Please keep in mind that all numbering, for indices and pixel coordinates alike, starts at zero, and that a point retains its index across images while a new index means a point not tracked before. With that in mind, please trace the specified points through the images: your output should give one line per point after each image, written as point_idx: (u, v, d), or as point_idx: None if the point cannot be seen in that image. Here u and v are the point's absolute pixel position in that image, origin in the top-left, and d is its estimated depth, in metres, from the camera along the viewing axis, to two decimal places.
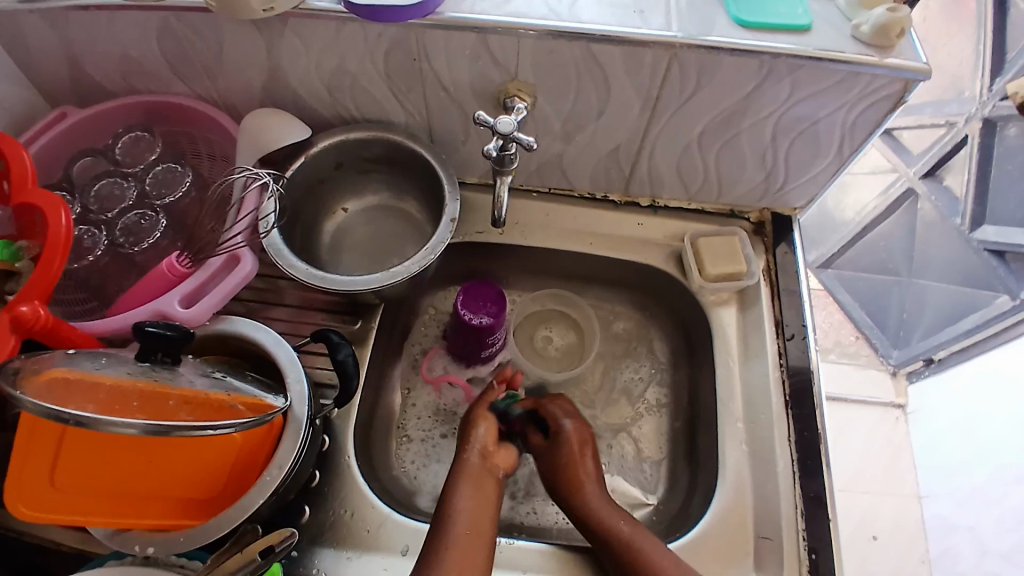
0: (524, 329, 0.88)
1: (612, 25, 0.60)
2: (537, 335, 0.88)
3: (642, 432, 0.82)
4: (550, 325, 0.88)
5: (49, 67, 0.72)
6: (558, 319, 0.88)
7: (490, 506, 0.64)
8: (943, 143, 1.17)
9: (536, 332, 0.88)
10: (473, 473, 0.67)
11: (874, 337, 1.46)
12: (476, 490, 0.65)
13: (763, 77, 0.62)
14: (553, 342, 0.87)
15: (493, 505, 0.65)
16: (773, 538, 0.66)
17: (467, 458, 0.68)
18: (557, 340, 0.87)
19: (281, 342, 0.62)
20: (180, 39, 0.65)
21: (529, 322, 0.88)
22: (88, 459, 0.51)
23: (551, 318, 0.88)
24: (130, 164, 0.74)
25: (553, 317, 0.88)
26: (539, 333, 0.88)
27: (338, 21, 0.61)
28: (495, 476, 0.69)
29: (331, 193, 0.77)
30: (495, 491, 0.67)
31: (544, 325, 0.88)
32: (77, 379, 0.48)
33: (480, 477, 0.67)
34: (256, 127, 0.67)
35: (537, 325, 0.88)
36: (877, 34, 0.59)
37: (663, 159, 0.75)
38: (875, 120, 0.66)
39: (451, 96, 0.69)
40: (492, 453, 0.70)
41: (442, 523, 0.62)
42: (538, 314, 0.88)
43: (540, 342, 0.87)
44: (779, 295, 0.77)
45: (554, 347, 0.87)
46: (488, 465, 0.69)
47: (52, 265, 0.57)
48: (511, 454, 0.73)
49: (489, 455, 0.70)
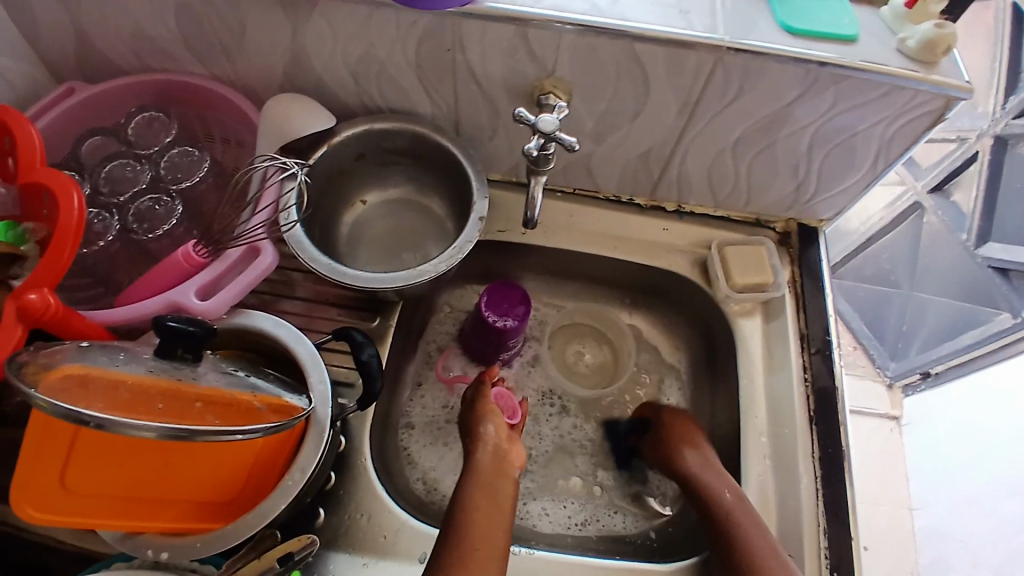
0: (557, 342, 0.88)
1: (657, 25, 0.58)
2: (569, 348, 0.88)
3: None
4: (583, 341, 0.88)
5: (56, 41, 0.68)
6: (592, 337, 0.89)
7: (503, 508, 0.61)
8: (954, 157, 1.13)
9: (567, 348, 0.88)
10: (485, 475, 0.63)
11: (871, 347, 1.45)
12: (487, 495, 0.61)
13: (807, 86, 0.60)
14: (584, 358, 0.88)
15: (506, 507, 0.61)
16: (796, 554, 0.65)
17: (476, 457, 0.65)
18: (588, 357, 0.88)
19: (301, 339, 0.60)
20: (200, 17, 0.62)
21: (562, 335, 0.88)
22: (102, 460, 0.48)
23: (585, 335, 0.89)
24: (144, 146, 0.70)
25: (587, 334, 0.89)
26: (571, 348, 0.88)
27: (372, 5, 0.58)
28: (509, 475, 0.65)
29: (352, 184, 0.75)
30: (509, 494, 0.63)
31: (577, 341, 0.88)
32: (97, 376, 0.46)
33: (492, 479, 0.63)
34: (278, 114, 0.65)
35: (570, 339, 0.88)
36: (923, 49, 0.58)
37: (694, 164, 0.73)
38: (913, 136, 0.64)
39: (482, 89, 0.66)
40: (505, 450, 0.66)
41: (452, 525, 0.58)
42: (573, 328, 0.89)
43: (572, 357, 0.88)
44: (804, 307, 0.76)
45: (585, 363, 0.88)
46: (500, 463, 0.65)
47: (62, 254, 0.53)
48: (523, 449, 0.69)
49: (501, 451, 0.66)
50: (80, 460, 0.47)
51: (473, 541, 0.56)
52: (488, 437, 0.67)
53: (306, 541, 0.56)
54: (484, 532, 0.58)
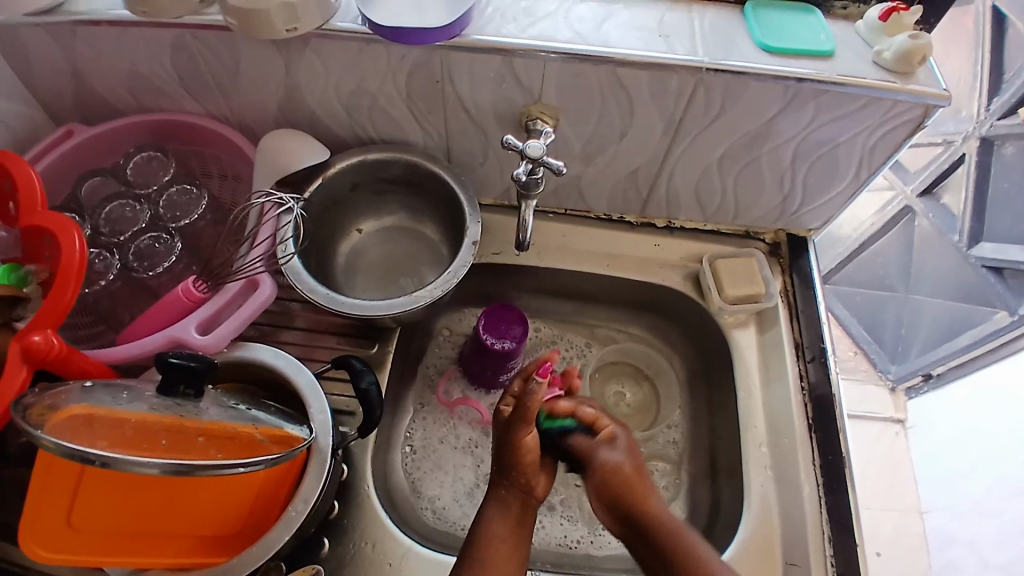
0: (596, 381, 0.87)
1: (638, 49, 0.60)
2: (607, 387, 0.86)
3: (661, 462, 0.80)
4: (622, 381, 0.87)
5: (51, 81, 0.69)
6: (632, 376, 0.87)
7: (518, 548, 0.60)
8: (941, 161, 1.14)
9: (607, 387, 0.87)
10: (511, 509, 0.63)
11: (873, 353, 1.45)
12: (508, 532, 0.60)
13: (787, 101, 0.62)
14: (624, 398, 0.86)
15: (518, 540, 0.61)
16: (801, 564, 0.66)
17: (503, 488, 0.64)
18: (628, 397, 0.86)
19: (301, 368, 0.61)
20: (193, 55, 0.64)
21: (602, 374, 0.87)
22: (106, 497, 0.49)
23: (625, 374, 0.87)
24: (142, 185, 0.72)
25: (626, 374, 0.87)
26: (610, 388, 0.87)
27: (360, 41, 0.59)
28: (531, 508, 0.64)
29: (347, 214, 0.76)
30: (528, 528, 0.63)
31: (616, 381, 0.87)
32: (103, 415, 0.47)
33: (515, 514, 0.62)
34: (272, 149, 0.66)
35: (609, 378, 0.87)
36: (900, 60, 0.59)
37: (682, 181, 0.75)
38: (894, 145, 0.66)
39: (472, 118, 0.68)
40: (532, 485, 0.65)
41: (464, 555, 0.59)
42: (613, 367, 0.88)
43: (611, 397, 0.86)
44: (798, 317, 0.78)
45: (624, 403, 0.85)
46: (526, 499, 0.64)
47: (65, 292, 0.54)
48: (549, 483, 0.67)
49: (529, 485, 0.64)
50: (90, 493, 0.48)
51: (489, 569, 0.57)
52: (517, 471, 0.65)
53: (312, 572, 0.61)
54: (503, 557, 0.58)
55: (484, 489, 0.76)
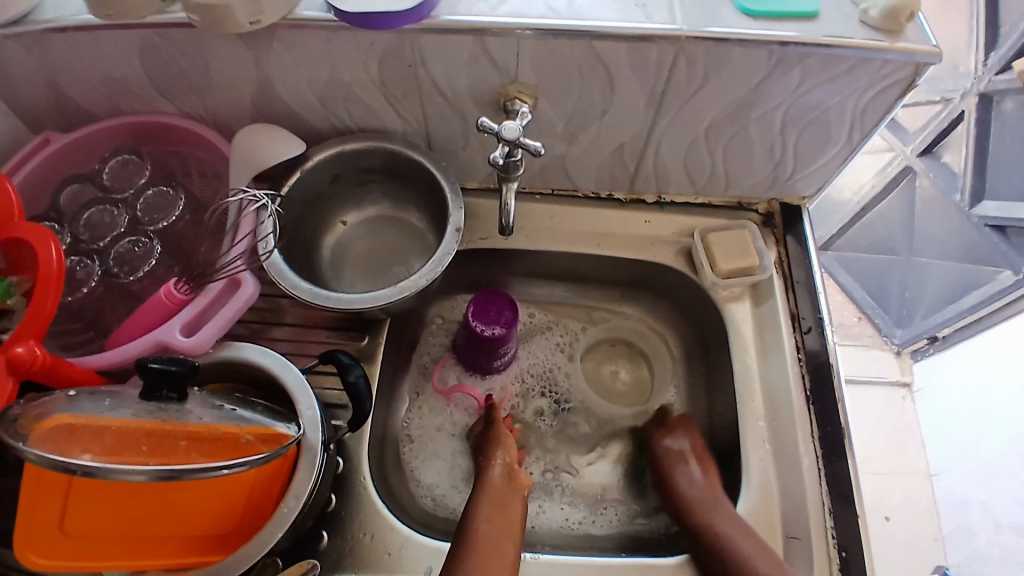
0: (591, 363, 0.87)
1: (615, 21, 0.58)
2: (602, 368, 0.87)
3: None
4: (616, 360, 0.87)
5: (26, 92, 0.68)
6: (626, 353, 0.87)
7: (512, 527, 0.63)
8: (940, 119, 1.11)
9: (601, 366, 0.87)
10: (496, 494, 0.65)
11: (877, 318, 1.42)
12: (496, 514, 0.63)
13: (772, 67, 0.60)
14: (621, 377, 0.86)
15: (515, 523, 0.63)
16: (802, 537, 0.65)
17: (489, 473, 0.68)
18: (622, 375, 0.86)
19: (288, 366, 0.61)
20: (163, 55, 0.62)
21: (596, 355, 0.87)
22: (97, 504, 0.49)
23: (618, 353, 0.87)
24: (120, 189, 0.71)
25: (620, 353, 0.87)
26: (605, 368, 0.87)
27: (328, 29, 0.58)
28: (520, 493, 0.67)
29: (329, 207, 0.75)
30: (517, 511, 0.65)
31: (610, 361, 0.87)
32: (84, 424, 0.47)
33: (504, 499, 0.65)
34: (248, 145, 0.65)
35: (603, 358, 0.87)
36: (887, 18, 0.57)
37: (669, 155, 0.73)
38: (886, 107, 0.64)
39: (449, 102, 0.66)
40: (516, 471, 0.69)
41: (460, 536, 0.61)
42: (606, 347, 0.88)
43: (606, 376, 0.86)
44: (793, 287, 0.76)
45: (619, 381, 0.86)
46: (513, 485, 0.67)
47: (45, 305, 0.54)
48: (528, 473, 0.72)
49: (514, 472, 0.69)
50: (78, 503, 0.48)
51: (480, 557, 0.58)
52: (500, 460, 0.69)
53: (309, 566, 0.59)
54: (498, 535, 0.61)
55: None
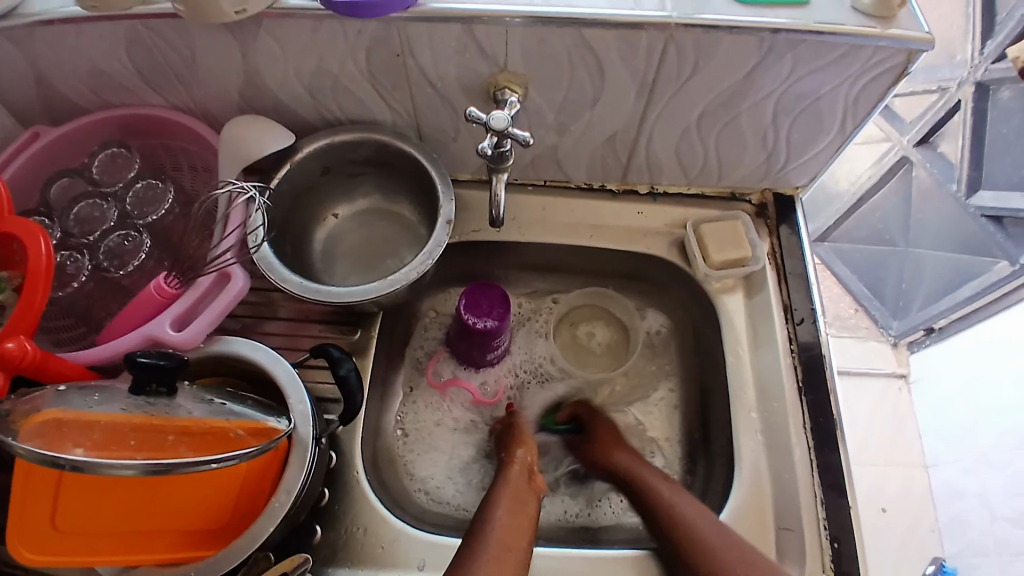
0: (565, 328, 0.86)
1: (604, 9, 0.57)
2: (578, 331, 0.86)
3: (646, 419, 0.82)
4: (593, 321, 0.86)
5: (14, 86, 0.68)
6: (603, 316, 0.86)
7: (528, 524, 0.62)
8: (935, 109, 1.11)
9: (578, 325, 0.86)
10: (512, 490, 0.65)
11: (872, 308, 1.42)
12: (513, 508, 0.63)
13: (763, 55, 0.60)
14: (597, 338, 0.86)
15: (529, 520, 0.63)
16: (794, 529, 0.65)
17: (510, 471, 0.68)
18: (600, 335, 0.86)
19: (279, 361, 0.61)
20: (149, 47, 0.62)
21: (573, 317, 0.86)
22: (90, 496, 0.49)
23: (597, 313, 0.86)
24: (109, 183, 0.71)
25: (597, 315, 0.86)
26: (582, 329, 0.86)
27: (315, 19, 0.58)
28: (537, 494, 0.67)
29: (320, 200, 0.75)
30: (535, 506, 0.65)
31: (588, 322, 0.86)
32: (72, 419, 0.47)
33: (521, 494, 0.65)
34: (236, 137, 0.65)
35: (580, 320, 0.86)
36: (878, 4, 0.57)
37: (661, 145, 0.73)
38: (879, 94, 0.64)
39: (438, 92, 0.66)
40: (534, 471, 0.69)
41: (469, 539, 0.60)
42: (583, 310, 0.86)
43: (583, 335, 0.86)
44: (786, 278, 0.76)
45: (595, 341, 0.86)
46: (531, 483, 0.67)
47: (35, 298, 0.54)
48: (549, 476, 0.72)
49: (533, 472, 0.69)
50: (70, 496, 0.48)
51: (498, 548, 0.58)
52: (519, 459, 0.70)
53: (299, 561, 0.58)
54: (512, 535, 0.60)
55: (480, 464, 0.78)
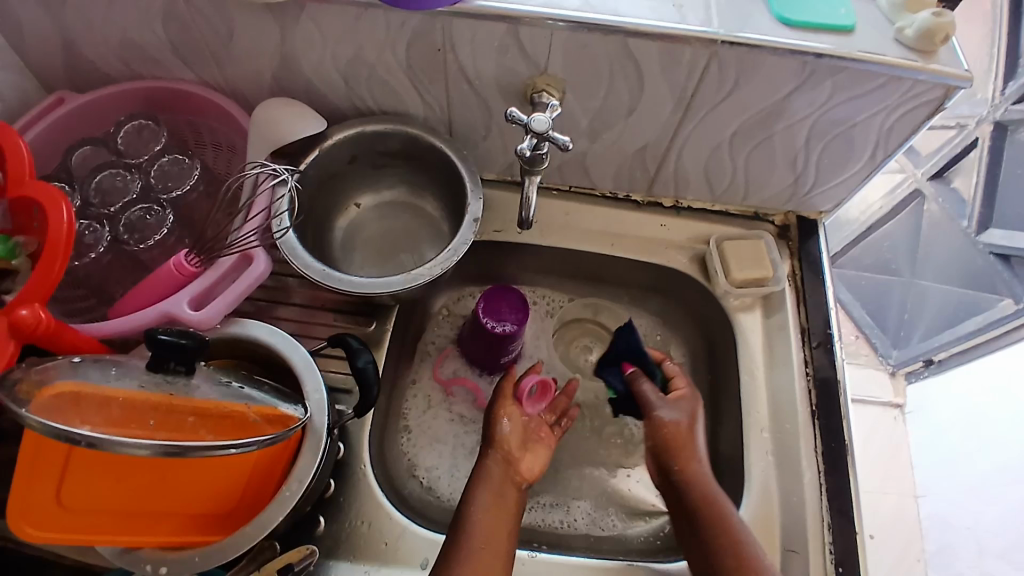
0: (563, 336, 0.87)
1: (650, 20, 0.57)
2: (574, 343, 0.87)
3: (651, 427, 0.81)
4: (592, 338, 0.87)
5: (44, 51, 0.67)
6: (602, 334, 0.87)
7: (507, 520, 0.61)
8: (953, 145, 1.12)
9: (575, 342, 0.87)
10: (494, 481, 0.63)
11: (874, 337, 1.42)
12: (495, 501, 0.62)
13: (803, 79, 0.60)
14: (590, 356, 0.86)
15: (510, 516, 0.62)
16: (800, 550, 0.65)
17: (488, 460, 0.65)
18: (593, 356, 0.86)
19: (296, 347, 0.60)
20: (186, 22, 0.61)
21: (571, 331, 0.87)
22: (98, 475, 0.47)
23: (596, 333, 0.87)
24: (133, 155, 0.70)
25: (596, 333, 0.87)
26: (578, 343, 0.87)
27: (359, 6, 0.57)
28: (517, 483, 0.65)
29: (345, 188, 0.74)
30: (514, 502, 0.63)
31: (587, 338, 0.87)
32: (89, 393, 0.46)
33: (501, 485, 0.63)
34: (266, 120, 0.64)
35: (579, 334, 0.87)
36: (922, 39, 0.57)
37: (691, 160, 0.73)
38: (912, 127, 0.63)
39: (475, 89, 0.65)
40: (516, 459, 0.67)
41: (455, 524, 0.60)
42: (584, 323, 0.87)
43: (576, 352, 0.86)
44: (805, 301, 0.76)
45: (587, 360, 0.86)
46: (511, 473, 0.65)
47: (53, 265, 0.52)
48: (541, 455, 0.70)
49: (512, 459, 0.66)
50: (76, 473, 0.47)
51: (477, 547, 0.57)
52: (500, 444, 0.67)
53: (306, 553, 0.58)
54: (491, 534, 0.59)
55: None
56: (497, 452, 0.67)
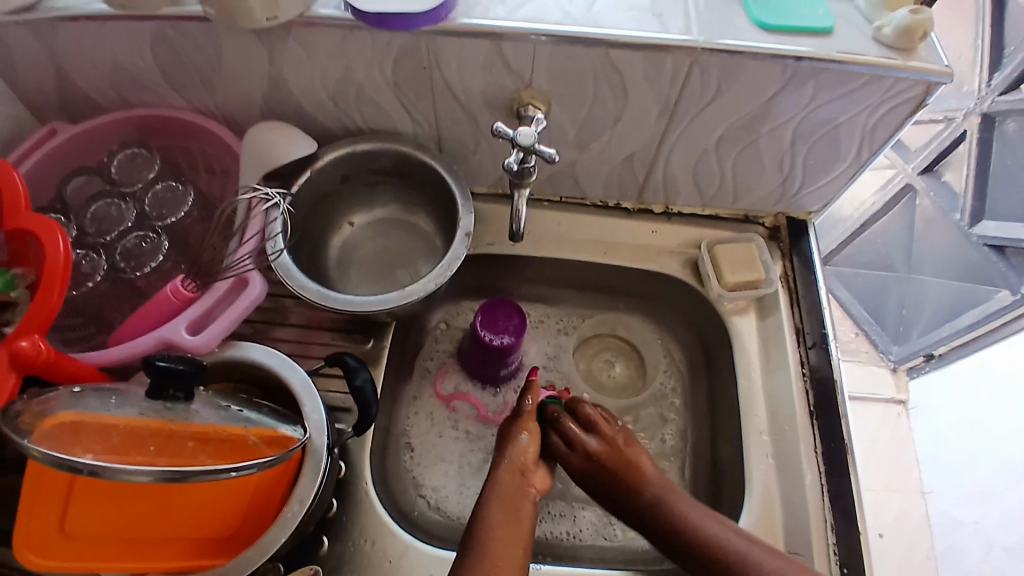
0: (586, 351, 0.87)
1: (632, 30, 0.58)
2: (596, 358, 0.87)
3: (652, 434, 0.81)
4: (615, 354, 0.87)
5: (37, 81, 0.68)
6: (624, 350, 0.87)
7: (522, 532, 0.61)
8: (941, 138, 1.11)
9: (597, 356, 0.87)
10: (507, 493, 0.63)
11: (873, 333, 1.42)
12: (510, 513, 0.61)
13: (786, 81, 0.60)
14: (611, 371, 0.86)
15: (525, 527, 0.61)
16: (804, 553, 0.65)
17: (501, 472, 0.65)
18: (616, 370, 0.86)
19: (294, 368, 0.60)
20: (175, 49, 0.62)
21: (593, 346, 0.87)
22: (101, 503, 0.48)
23: (618, 347, 0.87)
24: (127, 183, 0.71)
25: (618, 349, 0.87)
26: (599, 358, 0.87)
27: (345, 28, 0.58)
28: (530, 496, 0.65)
29: (339, 207, 0.75)
30: (528, 514, 0.63)
31: (609, 353, 0.87)
32: (89, 421, 0.46)
33: (514, 497, 0.63)
34: (256, 143, 0.65)
35: (601, 349, 0.87)
36: (901, 36, 0.57)
37: (679, 166, 0.73)
38: (895, 125, 0.64)
39: (462, 105, 0.66)
40: (529, 472, 0.66)
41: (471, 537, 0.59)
42: (606, 339, 0.88)
43: (598, 367, 0.86)
44: (799, 301, 0.76)
45: (610, 374, 0.86)
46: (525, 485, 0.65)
47: (51, 297, 0.53)
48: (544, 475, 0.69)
49: (527, 471, 0.66)
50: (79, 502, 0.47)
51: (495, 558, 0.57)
52: (513, 455, 0.67)
53: None
54: (507, 546, 0.58)
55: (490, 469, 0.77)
56: (510, 463, 0.66)
